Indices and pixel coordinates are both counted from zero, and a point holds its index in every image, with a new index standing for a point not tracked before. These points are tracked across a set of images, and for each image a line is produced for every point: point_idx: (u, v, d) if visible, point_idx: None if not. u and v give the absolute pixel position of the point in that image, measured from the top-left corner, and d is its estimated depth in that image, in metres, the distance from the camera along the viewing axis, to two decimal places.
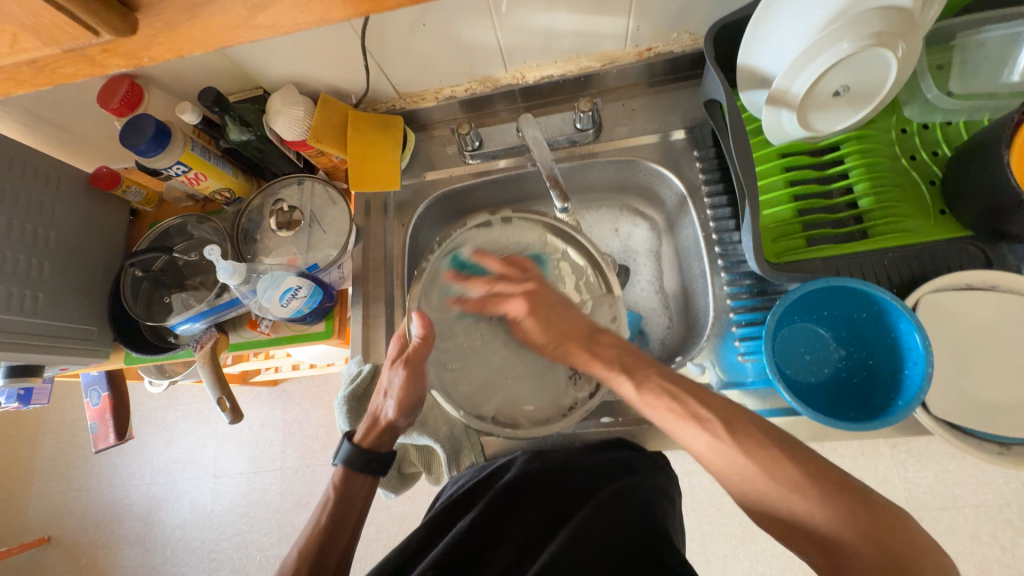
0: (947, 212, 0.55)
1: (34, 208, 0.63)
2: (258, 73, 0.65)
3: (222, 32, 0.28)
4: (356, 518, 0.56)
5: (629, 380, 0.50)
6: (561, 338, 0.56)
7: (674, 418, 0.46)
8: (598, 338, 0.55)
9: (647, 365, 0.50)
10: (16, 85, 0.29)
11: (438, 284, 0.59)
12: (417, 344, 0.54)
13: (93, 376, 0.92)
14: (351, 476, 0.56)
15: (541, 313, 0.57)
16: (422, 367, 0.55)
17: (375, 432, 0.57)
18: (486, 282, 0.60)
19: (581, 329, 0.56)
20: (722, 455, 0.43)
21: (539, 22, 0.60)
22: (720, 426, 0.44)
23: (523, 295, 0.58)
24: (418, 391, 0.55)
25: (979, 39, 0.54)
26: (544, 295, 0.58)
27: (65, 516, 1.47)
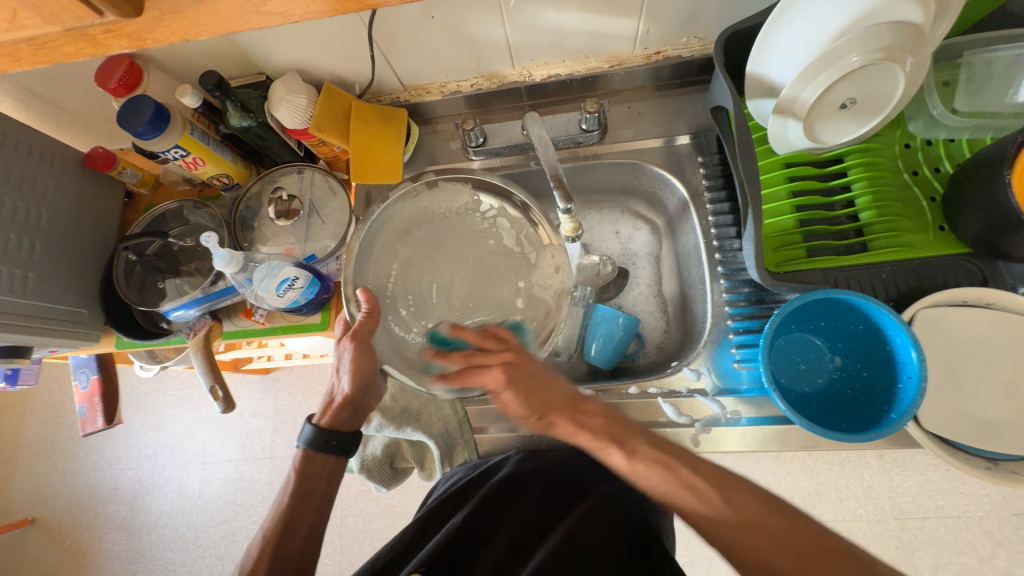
0: (946, 228, 0.55)
1: (27, 187, 0.62)
2: (261, 58, 0.64)
3: (228, 17, 0.27)
4: (320, 498, 0.55)
5: (619, 450, 0.47)
6: (542, 410, 0.50)
7: (673, 483, 0.44)
8: (581, 405, 0.51)
9: (639, 436, 0.48)
10: (14, 63, 0.29)
11: (373, 255, 0.52)
12: (363, 318, 0.48)
13: (83, 359, 0.90)
14: (313, 456, 0.56)
15: (520, 385, 0.49)
16: (368, 343, 0.50)
17: (333, 412, 0.56)
18: (462, 357, 0.48)
19: (565, 398, 0.51)
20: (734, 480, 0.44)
21: (549, 19, 0.59)
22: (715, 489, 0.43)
23: (501, 366, 0.48)
24: (369, 366, 0.52)
25: (987, 57, 0.55)
26: (521, 366, 0.49)
27: (49, 498, 1.45)
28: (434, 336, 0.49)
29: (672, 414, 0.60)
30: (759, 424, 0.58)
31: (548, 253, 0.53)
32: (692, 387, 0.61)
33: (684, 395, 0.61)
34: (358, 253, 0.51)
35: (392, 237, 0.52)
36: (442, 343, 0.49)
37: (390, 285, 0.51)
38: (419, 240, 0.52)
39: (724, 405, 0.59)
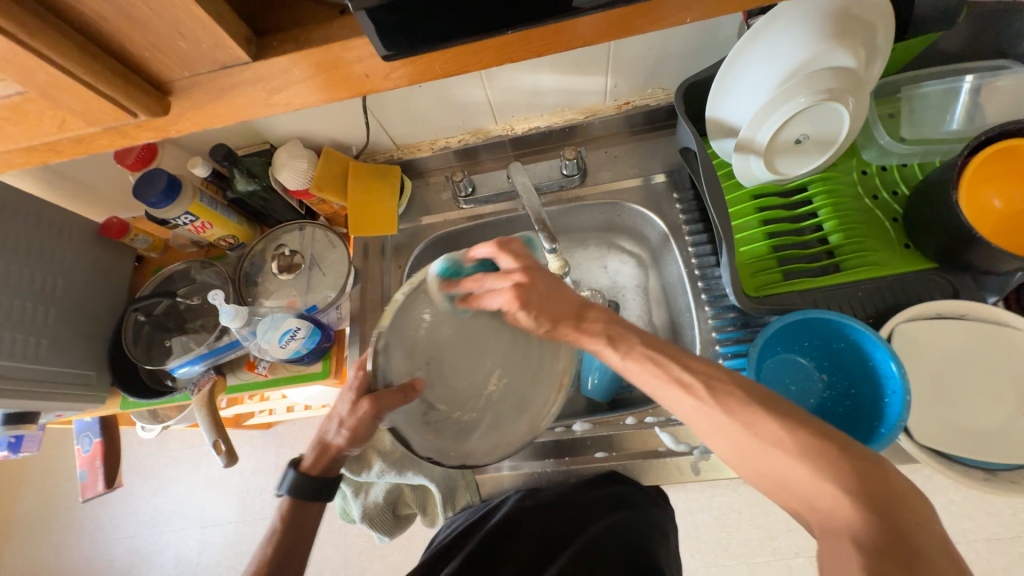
0: (911, 245, 0.59)
1: (43, 258, 0.66)
2: (266, 129, 0.70)
3: (243, 110, 0.31)
4: (306, 548, 0.53)
5: (613, 349, 0.48)
6: (553, 319, 0.50)
7: (660, 383, 0.44)
8: (586, 314, 0.51)
9: (633, 335, 0.48)
10: (53, 155, 0.32)
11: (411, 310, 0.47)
12: (394, 395, 0.45)
13: (85, 423, 0.91)
14: (304, 504, 0.55)
15: (534, 305, 0.49)
16: (382, 416, 0.46)
17: (324, 458, 0.55)
18: (474, 281, 0.50)
19: (569, 306, 0.51)
20: (701, 414, 0.41)
21: (526, 81, 0.65)
22: (703, 388, 0.42)
23: (514, 287, 0.49)
24: (368, 430, 0.50)
25: (922, 92, 0.60)
26: (538, 276, 0.50)
27: (41, 574, 1.40)
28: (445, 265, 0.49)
29: (671, 443, 0.60)
30: None
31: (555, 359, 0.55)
32: None
33: (680, 421, 0.60)
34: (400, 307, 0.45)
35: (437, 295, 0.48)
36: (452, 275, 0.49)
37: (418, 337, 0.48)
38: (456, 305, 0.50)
39: None
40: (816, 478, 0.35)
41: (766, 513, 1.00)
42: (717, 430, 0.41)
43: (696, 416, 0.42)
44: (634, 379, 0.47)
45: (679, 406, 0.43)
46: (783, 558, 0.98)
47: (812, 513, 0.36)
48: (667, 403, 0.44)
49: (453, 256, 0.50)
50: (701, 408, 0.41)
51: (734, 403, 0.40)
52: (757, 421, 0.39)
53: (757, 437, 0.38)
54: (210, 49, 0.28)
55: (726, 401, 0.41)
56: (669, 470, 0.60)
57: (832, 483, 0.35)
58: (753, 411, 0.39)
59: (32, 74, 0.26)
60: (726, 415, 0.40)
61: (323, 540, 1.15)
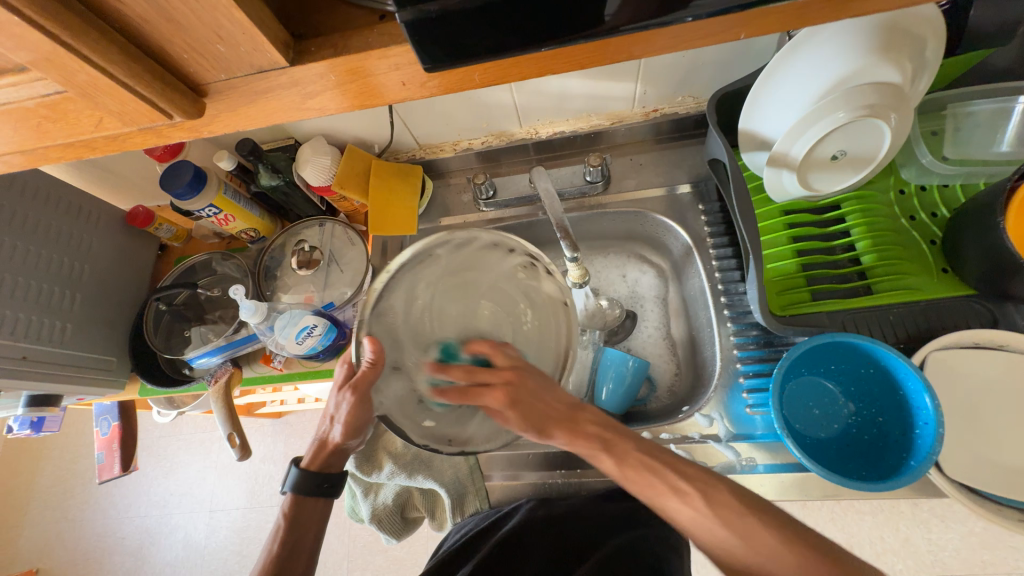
0: (949, 270, 0.56)
1: (71, 244, 0.67)
2: (291, 125, 0.70)
3: (276, 113, 0.31)
4: (312, 543, 0.53)
5: (609, 455, 0.46)
6: (542, 424, 0.46)
7: (656, 489, 0.44)
8: (579, 416, 0.48)
9: (631, 439, 0.47)
10: (88, 152, 0.32)
11: (391, 302, 0.44)
12: (365, 370, 0.43)
13: (105, 406, 0.93)
14: (303, 501, 0.55)
15: (524, 405, 0.44)
16: (367, 396, 0.47)
17: (321, 453, 0.56)
18: (463, 372, 0.44)
19: (562, 410, 0.47)
20: (705, 527, 0.41)
21: (553, 86, 0.64)
22: (699, 496, 0.42)
23: (502, 386, 0.44)
24: (365, 416, 0.52)
25: (969, 110, 0.58)
26: (526, 384, 0.44)
27: (56, 548, 1.44)
28: (443, 348, 0.45)
29: None
30: (776, 471, 0.57)
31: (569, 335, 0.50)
32: (705, 433, 0.60)
33: (697, 441, 0.60)
34: (376, 299, 0.43)
35: (411, 282, 0.44)
36: (448, 359, 0.45)
37: (398, 329, 0.44)
38: (434, 289, 0.45)
39: (739, 451, 0.58)
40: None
41: None
42: (711, 539, 0.41)
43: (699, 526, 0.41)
44: (633, 488, 0.46)
45: (679, 512, 0.42)
46: None
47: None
48: (668, 509, 0.43)
49: (452, 340, 0.46)
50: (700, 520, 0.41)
51: (732, 513, 0.41)
52: (752, 531, 0.39)
53: (753, 550, 0.39)
54: (249, 53, 0.28)
55: (725, 512, 0.41)
56: None
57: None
58: (748, 520, 0.40)
59: (74, 75, 0.26)
60: (722, 524, 0.40)
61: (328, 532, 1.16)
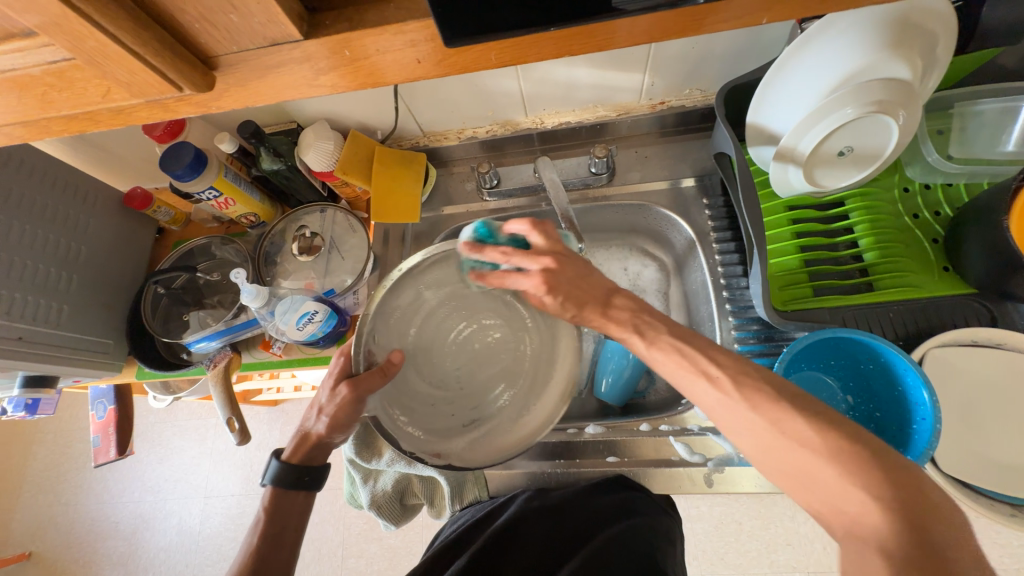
0: (951, 269, 0.56)
1: (68, 224, 0.66)
2: (294, 108, 0.69)
3: (287, 89, 0.30)
4: (294, 536, 0.53)
5: (640, 337, 0.47)
6: (579, 305, 0.51)
7: (689, 376, 0.43)
8: (613, 300, 0.50)
9: (661, 324, 0.47)
10: (92, 125, 0.32)
11: (400, 304, 0.53)
12: (373, 374, 0.49)
13: (101, 389, 0.92)
14: (284, 493, 0.54)
15: (560, 288, 0.51)
16: (363, 398, 0.49)
17: (304, 448, 0.55)
18: (500, 252, 0.52)
19: (598, 292, 0.51)
20: (732, 412, 0.39)
21: (561, 74, 0.64)
22: (729, 381, 0.40)
23: (540, 271, 0.50)
24: (350, 416, 0.51)
25: (976, 109, 0.58)
26: (562, 268, 0.51)
27: (49, 531, 1.44)
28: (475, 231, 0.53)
29: (685, 452, 0.60)
30: None
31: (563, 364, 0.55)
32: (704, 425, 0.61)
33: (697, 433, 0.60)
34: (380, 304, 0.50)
35: (422, 284, 0.54)
36: (484, 237, 0.54)
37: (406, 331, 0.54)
38: (443, 296, 0.56)
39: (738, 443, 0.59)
40: (843, 481, 0.33)
41: (766, 525, 1.00)
42: (747, 429, 0.39)
43: (722, 411, 0.40)
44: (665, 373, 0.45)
45: (705, 398, 0.41)
46: (781, 573, 0.97)
47: (835, 514, 0.34)
48: (695, 396, 0.42)
49: (490, 223, 0.55)
50: (729, 404, 0.40)
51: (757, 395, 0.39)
52: (786, 420, 0.37)
53: (783, 435, 0.37)
54: (263, 25, 0.27)
55: (752, 396, 0.39)
56: (680, 480, 0.59)
57: (859, 487, 0.33)
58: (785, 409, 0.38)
59: (82, 41, 0.25)
60: (752, 411, 0.38)
61: (323, 519, 1.17)
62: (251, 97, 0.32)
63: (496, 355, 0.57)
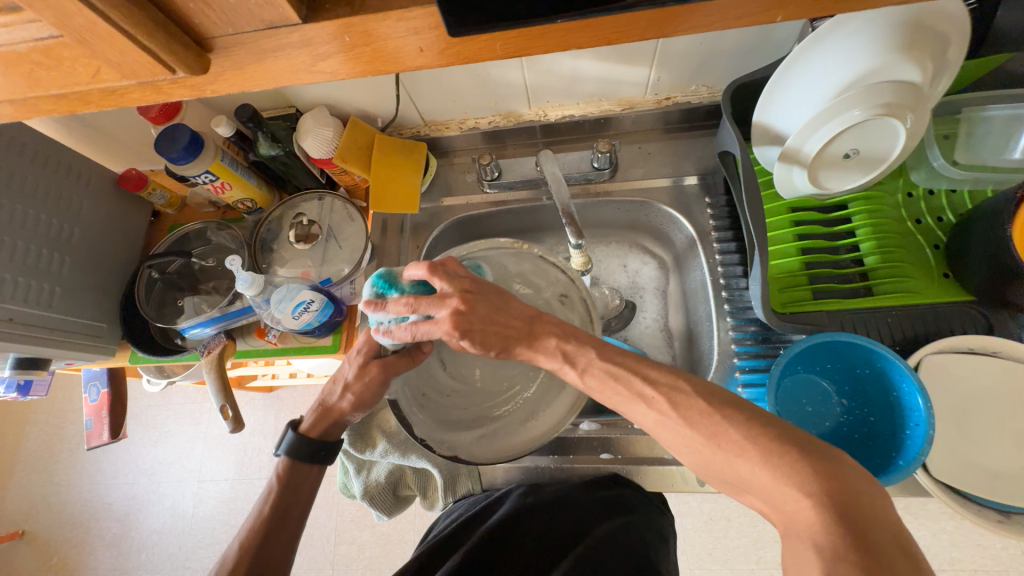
0: (951, 275, 0.56)
1: (61, 205, 0.65)
2: (293, 92, 0.68)
3: (285, 74, 0.29)
4: (299, 516, 0.53)
5: (572, 366, 0.45)
6: (502, 344, 0.47)
7: (624, 399, 0.42)
8: (537, 330, 0.47)
9: (592, 349, 0.45)
10: (82, 105, 0.31)
11: (432, 295, 0.55)
12: (403, 359, 0.52)
13: (94, 372, 0.92)
14: (298, 465, 0.54)
15: (474, 331, 0.46)
16: (389, 379, 0.51)
17: (324, 421, 0.55)
18: (406, 304, 0.46)
19: (519, 326, 0.47)
20: (670, 431, 0.39)
21: (565, 66, 0.63)
22: (663, 399, 0.40)
23: (449, 314, 0.45)
24: (374, 395, 0.52)
25: (984, 114, 0.57)
26: (474, 303, 0.46)
27: (41, 511, 1.44)
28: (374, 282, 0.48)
29: None
30: None
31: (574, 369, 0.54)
32: None
33: None
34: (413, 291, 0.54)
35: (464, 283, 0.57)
36: (384, 290, 0.49)
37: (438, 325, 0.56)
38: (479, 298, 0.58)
39: None
40: (780, 483, 0.33)
41: (755, 522, 1.02)
42: (683, 443, 0.39)
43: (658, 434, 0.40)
44: (599, 398, 0.44)
45: (644, 420, 0.41)
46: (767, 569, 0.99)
47: (778, 514, 0.34)
48: (633, 417, 0.42)
49: (388, 271, 0.50)
50: (663, 424, 0.40)
51: (689, 409, 0.39)
52: (717, 429, 0.37)
53: (720, 447, 0.36)
54: (261, 7, 0.26)
55: (688, 414, 0.38)
56: (673, 479, 0.60)
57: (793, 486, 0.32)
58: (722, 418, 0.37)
59: (70, 18, 0.24)
60: (687, 425, 0.38)
61: (316, 506, 1.18)
62: (247, 82, 0.31)
63: (516, 360, 0.56)
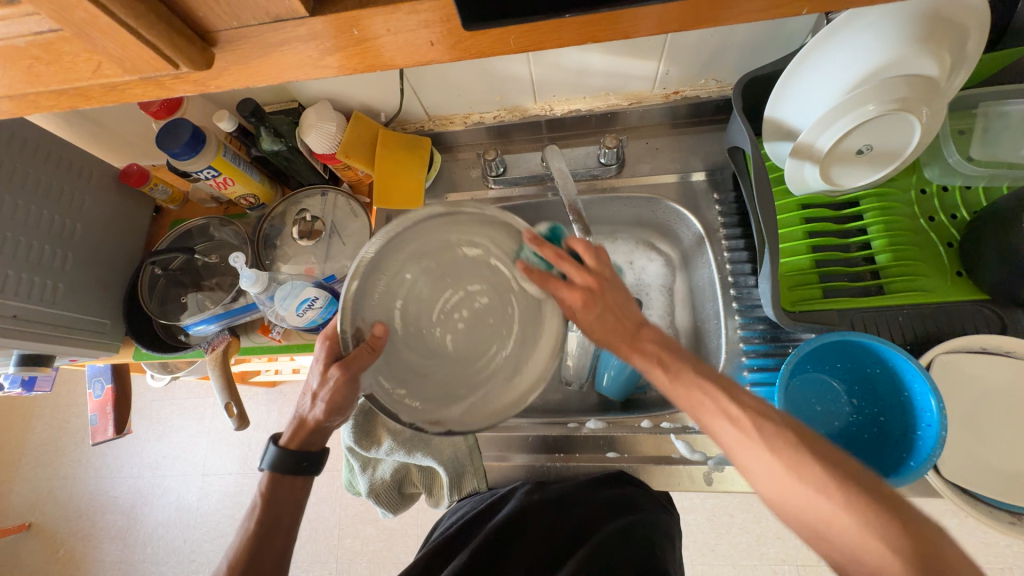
0: (964, 274, 0.55)
1: (63, 201, 0.65)
2: (296, 86, 0.67)
3: (291, 69, 0.29)
4: (288, 525, 0.53)
5: (663, 370, 0.47)
6: (605, 326, 0.52)
7: (710, 410, 0.43)
8: (642, 334, 0.51)
9: (683, 359, 0.47)
10: (83, 101, 0.30)
11: (383, 276, 0.46)
12: (362, 353, 0.44)
13: (98, 367, 0.92)
14: (280, 479, 0.54)
15: (595, 308, 0.51)
16: (356, 378, 0.46)
17: (303, 433, 0.54)
18: (553, 254, 0.50)
19: (631, 324, 0.52)
20: (749, 454, 0.40)
21: (573, 60, 0.61)
22: (751, 422, 0.41)
23: (585, 286, 0.50)
24: (348, 395, 0.48)
25: (1003, 109, 0.56)
26: (604, 292, 0.51)
27: (48, 504, 1.45)
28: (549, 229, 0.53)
29: (685, 451, 0.60)
30: None
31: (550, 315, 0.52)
32: None
33: (698, 431, 0.60)
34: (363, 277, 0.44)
35: (407, 256, 0.47)
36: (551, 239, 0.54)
37: (391, 306, 0.48)
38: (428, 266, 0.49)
39: None
40: (863, 532, 0.33)
41: (757, 519, 1.02)
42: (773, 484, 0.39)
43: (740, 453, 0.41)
44: (678, 403, 0.46)
45: (724, 437, 0.42)
46: (770, 565, 0.99)
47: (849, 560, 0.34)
48: (712, 433, 0.43)
49: (556, 228, 0.55)
50: (745, 445, 0.40)
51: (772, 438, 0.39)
52: (801, 465, 0.37)
53: (800, 482, 0.37)
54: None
55: (774, 441, 0.39)
56: (680, 478, 0.60)
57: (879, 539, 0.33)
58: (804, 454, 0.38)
59: (69, 11, 0.24)
60: (771, 453, 0.39)
61: (320, 500, 1.18)
62: (251, 78, 0.30)
63: (485, 321, 0.51)
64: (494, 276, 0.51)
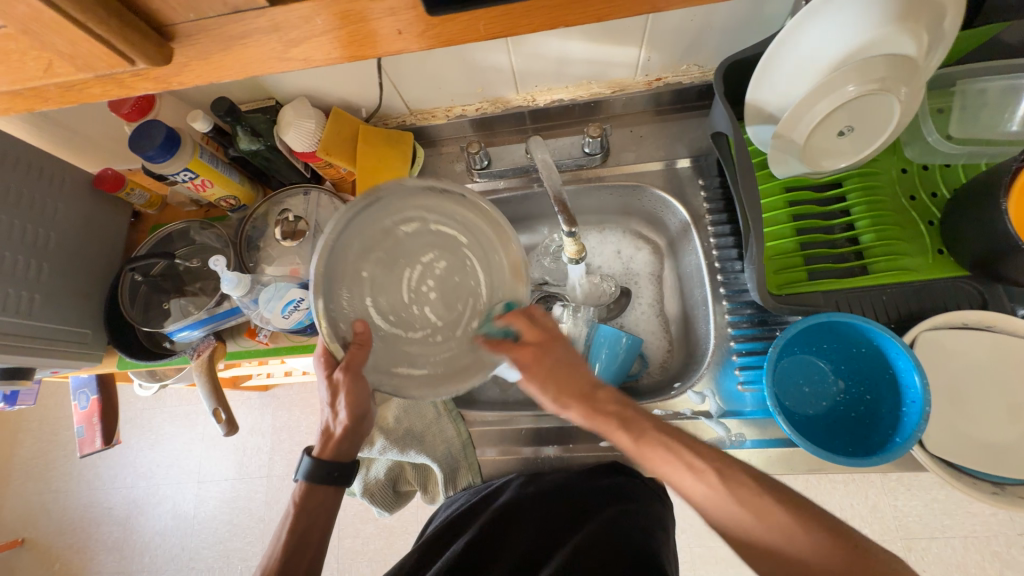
0: (945, 251, 0.56)
1: (35, 209, 0.63)
2: (271, 84, 0.65)
3: (255, 63, 0.28)
4: (322, 529, 0.53)
5: (626, 432, 0.48)
6: (557, 390, 0.50)
7: (670, 466, 0.45)
8: (597, 394, 0.50)
9: (645, 418, 0.48)
10: (40, 103, 0.29)
11: (341, 286, 0.45)
12: (354, 350, 0.45)
13: (83, 378, 0.90)
14: (314, 489, 0.53)
15: (545, 364, 0.50)
16: (361, 375, 0.46)
17: (334, 443, 0.53)
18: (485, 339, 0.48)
19: (582, 385, 0.51)
20: (717, 503, 0.42)
21: (553, 48, 0.61)
22: (714, 474, 0.43)
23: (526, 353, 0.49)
24: (363, 394, 0.49)
25: (979, 86, 0.56)
26: (551, 350, 0.51)
27: (41, 518, 1.43)
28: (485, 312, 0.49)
29: None
30: (764, 446, 0.58)
31: (507, 247, 0.50)
32: (696, 409, 0.61)
33: (688, 417, 0.61)
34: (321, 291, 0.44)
35: (352, 259, 0.46)
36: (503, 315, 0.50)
37: (363, 307, 0.47)
38: (376, 259, 0.47)
39: (729, 427, 0.59)
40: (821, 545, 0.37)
41: None
42: (732, 520, 0.41)
43: (706, 503, 0.42)
44: (645, 463, 0.47)
45: (691, 488, 0.43)
46: None
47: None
48: (679, 485, 0.44)
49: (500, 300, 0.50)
50: (713, 497, 0.42)
51: (731, 475, 0.42)
52: (767, 509, 0.40)
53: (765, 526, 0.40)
54: None
55: (739, 489, 0.42)
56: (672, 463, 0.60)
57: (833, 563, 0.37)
58: (767, 501, 0.41)
59: (11, 6, 0.23)
60: (738, 503, 0.41)
61: None
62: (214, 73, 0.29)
63: (453, 282, 0.49)
64: (444, 240, 0.49)
